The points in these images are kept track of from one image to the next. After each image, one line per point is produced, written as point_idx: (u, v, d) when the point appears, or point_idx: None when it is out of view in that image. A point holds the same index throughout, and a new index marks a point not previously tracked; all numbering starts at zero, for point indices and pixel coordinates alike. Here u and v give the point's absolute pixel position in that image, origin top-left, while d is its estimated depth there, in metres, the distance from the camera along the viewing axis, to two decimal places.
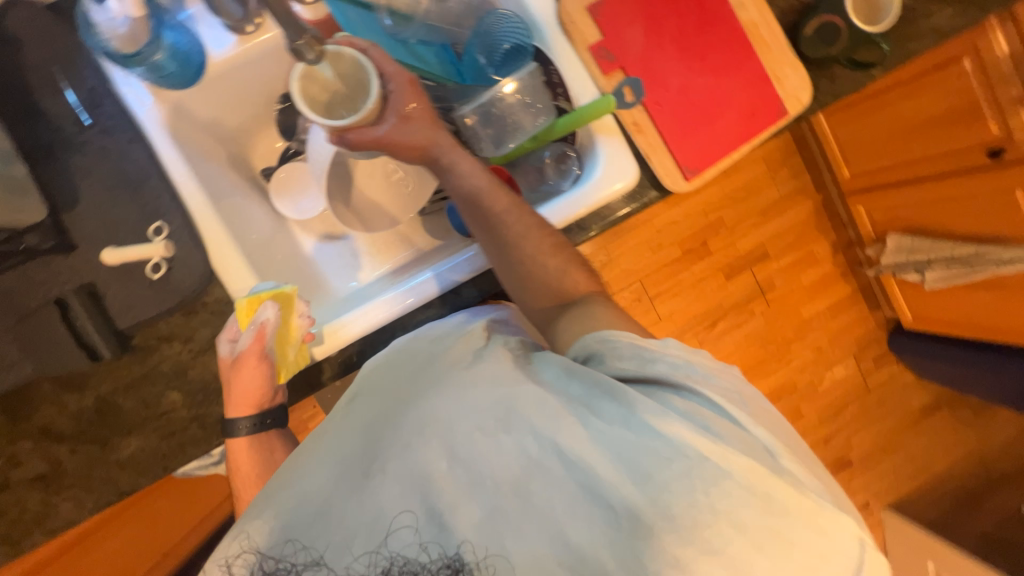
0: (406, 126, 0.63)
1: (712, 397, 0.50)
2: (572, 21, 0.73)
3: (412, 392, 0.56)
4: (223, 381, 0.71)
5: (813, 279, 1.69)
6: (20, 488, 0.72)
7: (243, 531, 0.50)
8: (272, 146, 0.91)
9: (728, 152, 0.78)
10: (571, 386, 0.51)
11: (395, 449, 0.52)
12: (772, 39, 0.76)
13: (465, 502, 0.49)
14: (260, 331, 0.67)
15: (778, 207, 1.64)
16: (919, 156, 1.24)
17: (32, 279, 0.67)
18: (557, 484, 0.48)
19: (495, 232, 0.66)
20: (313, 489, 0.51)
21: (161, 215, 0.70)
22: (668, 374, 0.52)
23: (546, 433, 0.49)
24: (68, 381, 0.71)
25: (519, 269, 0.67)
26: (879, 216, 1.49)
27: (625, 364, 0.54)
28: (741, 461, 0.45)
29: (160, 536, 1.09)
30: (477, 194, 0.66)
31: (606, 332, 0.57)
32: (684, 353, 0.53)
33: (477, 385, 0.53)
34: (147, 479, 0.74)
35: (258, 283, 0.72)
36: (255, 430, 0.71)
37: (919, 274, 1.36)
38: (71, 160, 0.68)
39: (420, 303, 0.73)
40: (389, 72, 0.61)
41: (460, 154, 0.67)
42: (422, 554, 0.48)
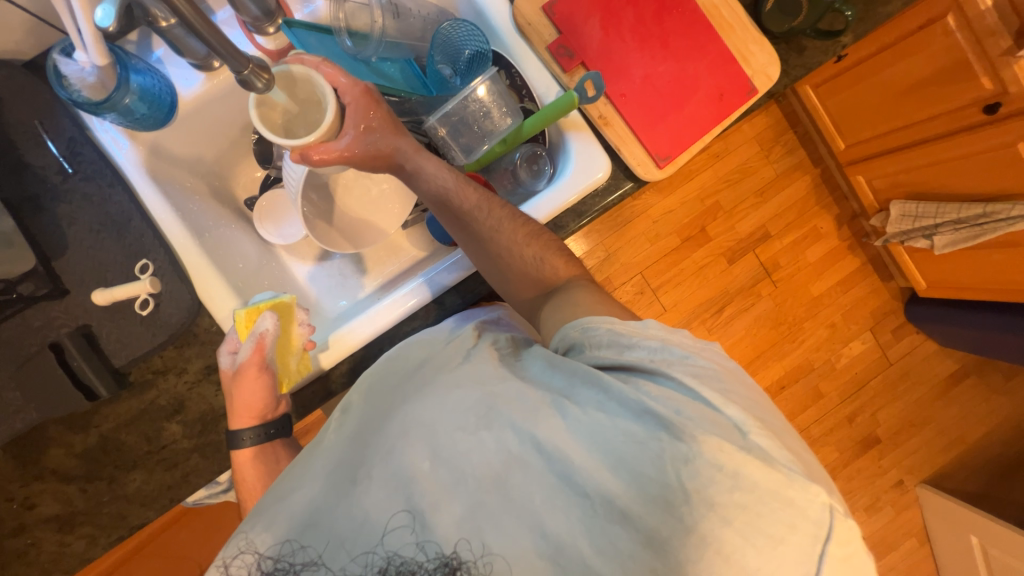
0: (366, 136, 0.62)
1: (685, 379, 0.47)
2: (528, 22, 0.73)
3: (390, 405, 0.54)
4: (226, 393, 0.69)
5: (820, 255, 1.66)
6: (36, 529, 0.74)
7: (243, 533, 0.48)
8: (252, 176, 0.93)
9: (699, 137, 0.77)
10: (552, 379, 0.51)
11: (378, 455, 0.50)
12: (734, 18, 0.75)
13: (447, 501, 0.47)
14: (260, 342, 0.66)
15: (774, 185, 1.61)
16: (910, 122, 1.22)
17: (29, 327, 0.69)
18: (538, 477, 0.47)
19: (469, 230, 0.65)
20: (304, 497, 0.49)
21: (147, 253, 0.72)
22: (644, 360, 0.50)
23: (526, 427, 0.48)
24: (72, 422, 0.73)
25: (497, 261, 0.65)
26: (879, 184, 1.45)
27: (605, 353, 0.52)
28: (711, 440, 0.43)
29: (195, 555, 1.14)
30: (446, 194, 0.66)
31: (585, 320, 0.55)
32: (660, 338, 0.51)
33: (461, 386, 0.52)
34: (156, 511, 0.76)
35: (258, 297, 0.73)
36: (260, 441, 0.68)
37: (928, 240, 1.35)
38: (58, 208, 0.70)
39: (421, 303, 0.74)
40: (342, 86, 0.61)
41: (425, 157, 0.66)
42: (419, 553, 0.45)
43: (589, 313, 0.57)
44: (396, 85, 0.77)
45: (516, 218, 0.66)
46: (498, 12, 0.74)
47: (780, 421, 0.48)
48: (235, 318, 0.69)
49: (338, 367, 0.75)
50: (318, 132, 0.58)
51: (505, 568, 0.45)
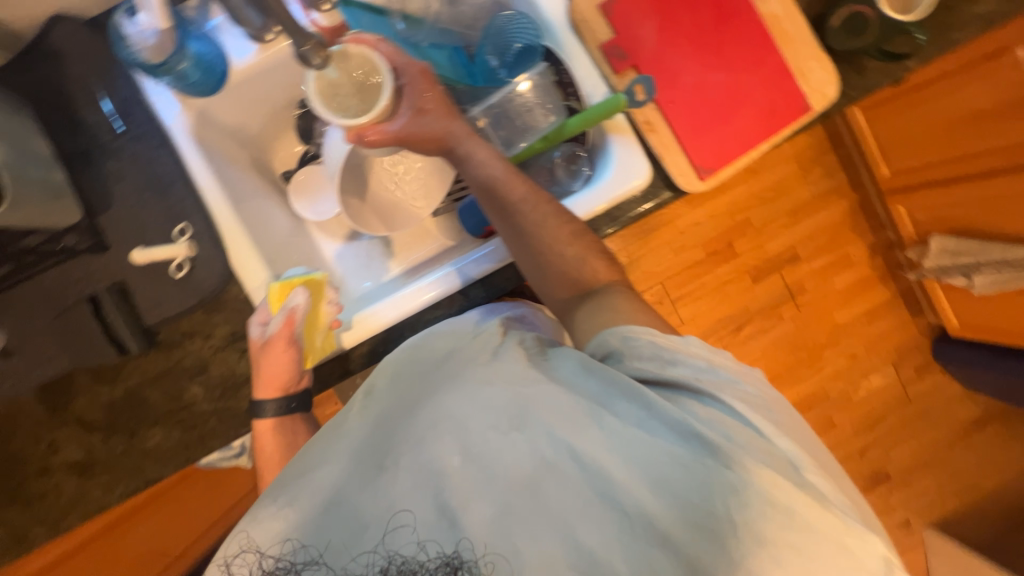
0: (421, 118, 0.63)
1: (734, 406, 0.48)
2: (584, 19, 0.72)
3: (419, 393, 0.53)
4: (253, 362, 0.71)
5: (848, 283, 1.61)
6: (59, 471, 0.77)
7: (243, 530, 0.48)
8: (292, 150, 0.94)
9: (745, 151, 0.75)
10: (588, 386, 0.48)
11: (408, 443, 0.49)
12: (795, 31, 0.73)
13: (477, 500, 0.46)
14: (291, 317, 0.68)
15: (809, 207, 1.57)
16: (965, 154, 1.16)
17: (69, 277, 0.71)
18: (571, 486, 0.46)
19: (512, 222, 0.64)
20: (331, 477, 0.49)
21: (185, 217, 0.73)
22: (689, 379, 0.50)
23: (561, 435, 0.46)
24: (102, 373, 0.76)
25: (537, 257, 0.63)
26: (921, 216, 1.40)
27: (645, 365, 0.51)
28: (761, 471, 0.43)
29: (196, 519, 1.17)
30: (493, 182, 0.65)
31: (625, 329, 0.54)
32: (705, 360, 0.51)
33: (496, 384, 0.50)
34: (171, 468, 0.77)
35: (290, 271, 0.74)
36: (281, 413, 0.71)
37: (966, 278, 1.28)
38: (105, 165, 0.72)
39: (449, 292, 0.75)
40: (400, 65, 0.62)
41: (477, 143, 0.66)
42: (419, 551, 0.45)
43: (626, 322, 0.55)
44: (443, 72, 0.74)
45: (557, 215, 0.64)
46: (552, 6, 0.72)
47: (829, 458, 0.50)
48: (268, 290, 0.70)
49: (359, 348, 0.76)
50: (374, 112, 0.58)
51: (506, 568, 0.44)
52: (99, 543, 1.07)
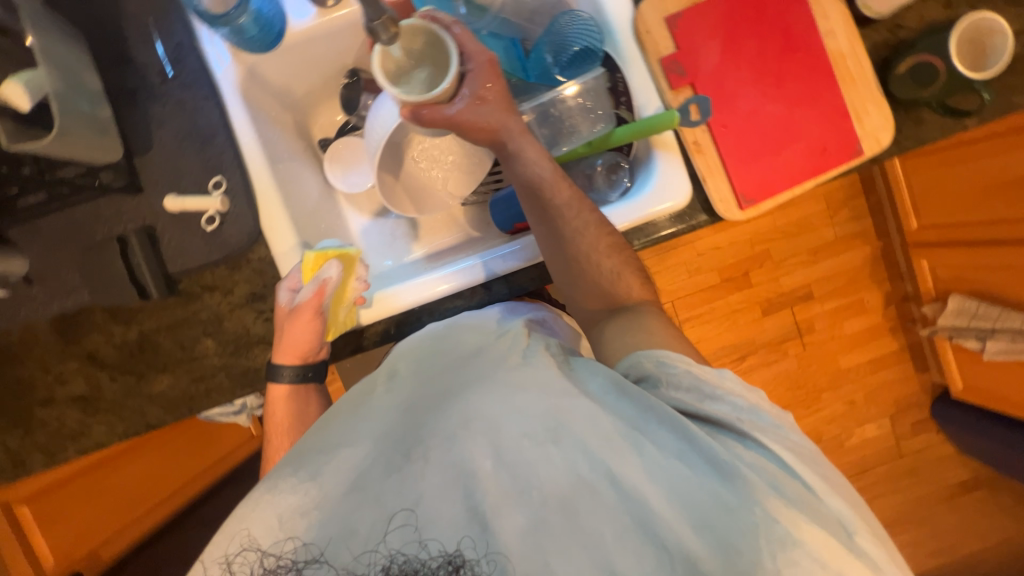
0: (478, 107, 0.62)
1: (784, 455, 0.44)
2: (648, 30, 0.71)
3: (451, 386, 0.49)
4: (278, 328, 0.71)
5: (858, 328, 1.60)
6: (62, 404, 0.77)
7: (249, 512, 0.41)
8: (333, 119, 0.94)
9: (790, 186, 0.73)
10: (622, 407, 0.45)
11: (438, 436, 0.44)
12: (859, 72, 0.72)
13: (510, 507, 0.40)
14: (321, 288, 0.68)
15: (831, 248, 1.56)
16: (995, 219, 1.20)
17: (101, 213, 0.72)
18: (608, 512, 0.40)
19: (552, 223, 0.63)
20: (351, 460, 0.44)
21: (222, 171, 0.73)
22: (733, 418, 0.47)
23: (599, 454, 0.42)
24: (117, 313, 0.76)
25: (572, 265, 0.63)
26: (942, 274, 1.43)
27: (682, 396, 0.49)
28: (809, 529, 0.40)
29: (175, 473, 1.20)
30: (539, 183, 0.63)
31: (662, 353, 0.52)
32: (745, 399, 0.48)
33: (539, 389, 0.46)
34: (173, 416, 0.78)
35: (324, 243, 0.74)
36: (297, 380, 0.71)
37: (979, 342, 1.32)
38: (151, 109, 0.73)
39: (473, 283, 0.74)
40: (469, 50, 0.61)
41: (528, 141, 0.64)
42: (421, 550, 0.39)
43: (659, 345, 0.54)
44: None
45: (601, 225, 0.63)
46: (619, 13, 0.72)
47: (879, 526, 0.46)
48: (302, 258, 0.70)
49: (375, 326, 0.76)
50: (434, 94, 0.58)
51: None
52: (85, 481, 1.05)
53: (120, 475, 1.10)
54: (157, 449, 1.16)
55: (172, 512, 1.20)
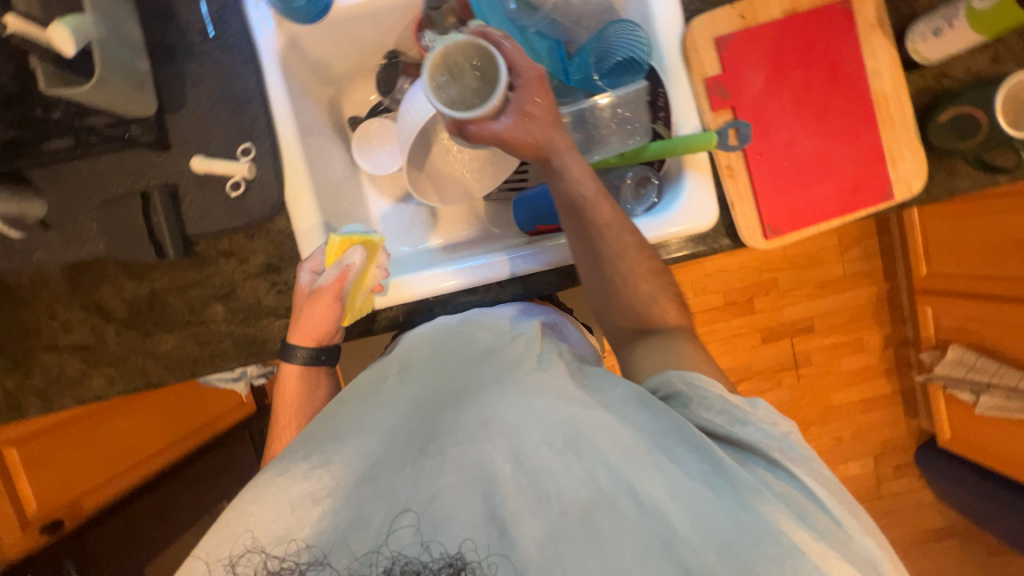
0: (525, 124, 0.61)
1: (816, 488, 0.42)
2: (696, 48, 0.71)
3: (468, 386, 0.49)
4: (296, 307, 0.71)
5: (854, 366, 1.61)
6: (65, 352, 0.77)
7: (263, 496, 0.42)
8: (365, 98, 0.92)
9: (817, 221, 0.73)
10: (643, 420, 0.44)
11: (458, 435, 0.44)
12: (900, 116, 0.72)
13: (529, 513, 0.39)
14: (344, 274, 0.67)
15: (838, 284, 1.56)
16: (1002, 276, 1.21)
17: (126, 165, 0.72)
18: (629, 529, 0.39)
19: (592, 245, 0.62)
20: (367, 449, 0.45)
21: (252, 137, 0.73)
22: (767, 446, 0.44)
23: (621, 468, 0.41)
24: (130, 268, 0.75)
25: (605, 283, 0.62)
26: (946, 322, 1.43)
27: (712, 418, 0.46)
28: (839, 564, 0.38)
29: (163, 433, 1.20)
30: (581, 202, 0.61)
31: (694, 375, 0.49)
32: (778, 433, 0.46)
33: (562, 397, 0.46)
34: (174, 377, 0.77)
35: (348, 228, 0.74)
36: (309, 362, 0.71)
37: (973, 394, 1.34)
38: (188, 67, 0.72)
39: (496, 279, 0.74)
40: (518, 67, 0.62)
41: (573, 158, 0.62)
42: (422, 553, 0.38)
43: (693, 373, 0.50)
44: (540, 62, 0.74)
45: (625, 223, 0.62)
46: (668, 29, 0.72)
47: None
48: (327, 242, 0.69)
49: (386, 312, 0.76)
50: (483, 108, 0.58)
51: None
52: (73, 432, 1.04)
53: (109, 429, 1.10)
54: (146, 406, 1.16)
55: (162, 467, 1.21)
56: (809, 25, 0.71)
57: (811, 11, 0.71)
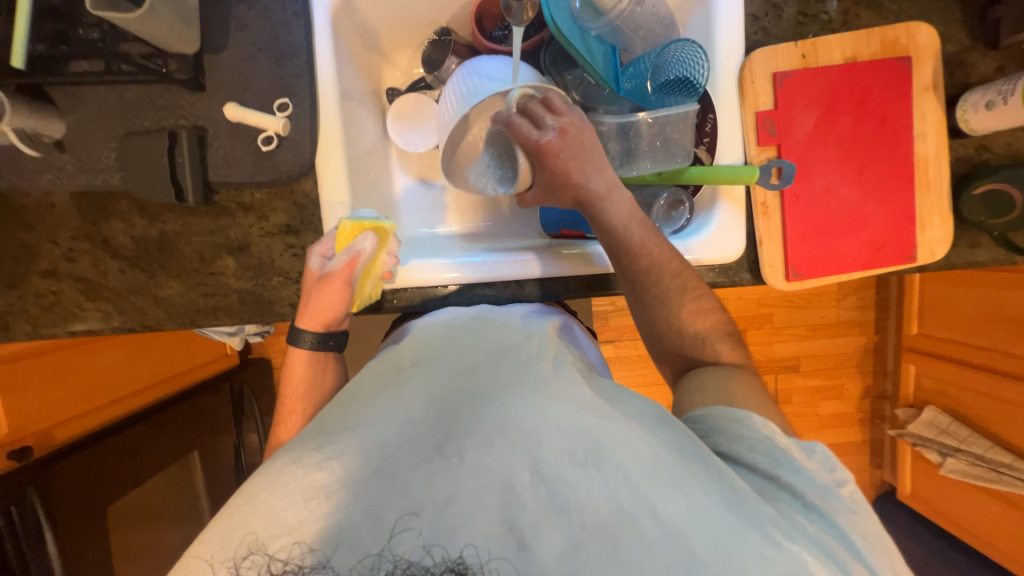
0: (549, 193, 0.68)
1: (850, 535, 0.42)
2: (752, 80, 0.71)
3: (485, 388, 0.50)
4: (305, 292, 0.69)
5: (831, 412, 1.66)
6: (63, 281, 0.74)
7: (273, 483, 0.42)
8: (406, 70, 0.90)
9: (838, 272, 0.74)
10: (667, 441, 0.45)
11: (475, 438, 0.44)
12: (936, 180, 0.72)
13: (547, 525, 0.39)
14: (353, 259, 0.65)
15: (831, 329, 1.59)
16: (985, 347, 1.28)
17: (154, 100, 0.69)
18: (649, 549, 0.38)
19: (634, 286, 0.64)
20: (389, 440, 0.45)
21: (291, 93, 0.70)
22: (802, 488, 0.45)
23: (644, 488, 0.41)
24: (143, 206, 0.73)
25: (648, 315, 0.65)
26: (926, 383, 1.49)
27: (756, 459, 0.47)
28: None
29: (141, 376, 1.19)
30: (623, 246, 0.63)
31: (740, 413, 0.51)
32: (825, 479, 0.45)
33: (585, 409, 0.46)
34: (174, 324, 0.75)
35: (362, 212, 0.72)
36: (316, 348, 0.70)
37: (940, 456, 1.38)
38: (235, 8, 0.69)
39: (521, 277, 0.74)
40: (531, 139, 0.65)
41: (609, 204, 0.64)
42: (424, 557, 0.37)
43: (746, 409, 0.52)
44: (596, 67, 0.73)
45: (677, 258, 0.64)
46: (728, 57, 0.72)
47: None
48: (339, 225, 0.68)
49: (400, 295, 0.76)
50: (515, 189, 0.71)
51: None
52: (51, 358, 1.00)
53: (91, 365, 1.08)
54: (128, 344, 1.15)
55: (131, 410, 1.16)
56: (867, 75, 0.71)
57: (871, 61, 0.71)
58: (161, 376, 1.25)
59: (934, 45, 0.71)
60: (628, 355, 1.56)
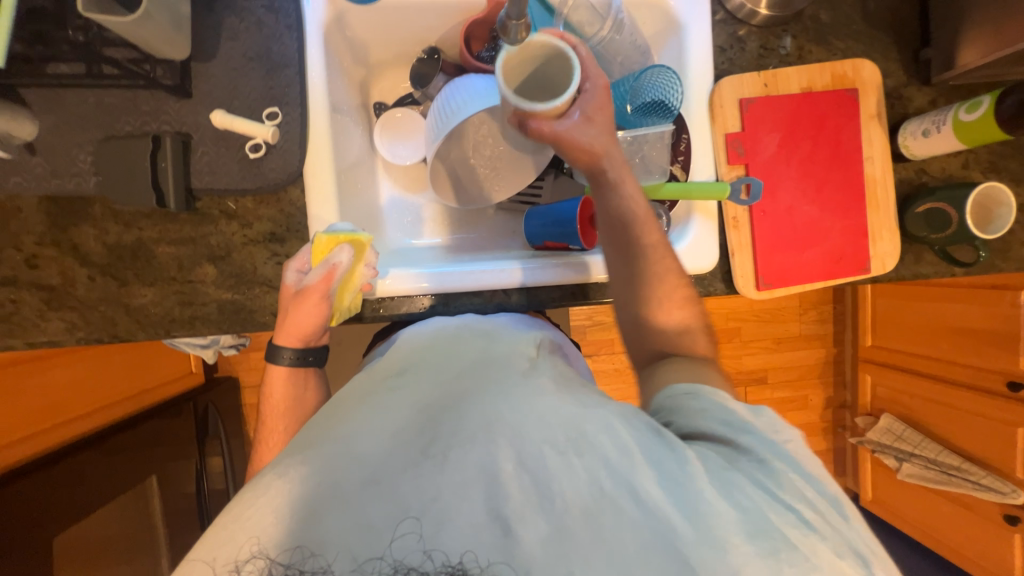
0: (587, 128, 0.62)
1: (806, 492, 0.41)
2: (722, 105, 0.77)
3: (464, 389, 0.50)
4: (281, 309, 0.68)
5: (797, 421, 1.77)
6: (24, 289, 0.70)
7: (256, 508, 0.40)
8: (393, 86, 0.92)
9: (803, 283, 0.79)
10: (638, 425, 0.44)
11: (460, 437, 0.44)
12: (883, 199, 0.80)
13: (533, 512, 0.40)
14: (330, 273, 0.65)
15: (794, 342, 1.71)
16: (934, 357, 1.39)
17: (137, 105, 0.68)
18: (631, 529, 0.39)
19: (634, 262, 0.62)
20: (371, 450, 0.44)
21: (281, 103, 0.71)
22: (756, 451, 0.43)
23: (622, 469, 0.41)
24: (118, 212, 0.71)
25: (644, 302, 0.62)
26: (882, 392, 1.59)
27: (711, 427, 0.45)
28: (831, 560, 0.37)
29: (100, 392, 1.14)
30: (631, 219, 0.63)
31: (694, 387, 0.50)
32: (772, 432, 0.44)
33: (563, 399, 0.47)
34: (145, 334, 0.72)
35: (337, 224, 0.71)
36: (296, 363, 0.69)
37: (897, 461, 1.49)
38: (225, 19, 0.70)
39: (508, 286, 0.76)
40: (589, 74, 0.63)
41: (627, 175, 0.64)
42: (424, 560, 0.38)
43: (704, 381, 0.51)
44: None
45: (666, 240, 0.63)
46: (698, 83, 0.78)
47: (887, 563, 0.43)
48: (314, 239, 0.67)
49: (386, 303, 0.75)
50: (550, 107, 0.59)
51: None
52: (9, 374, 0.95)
53: (47, 378, 1.03)
54: (87, 360, 1.12)
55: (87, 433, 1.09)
56: (821, 103, 0.78)
57: (825, 91, 0.79)
58: (124, 393, 1.21)
59: (876, 80, 0.79)
60: (605, 368, 1.59)
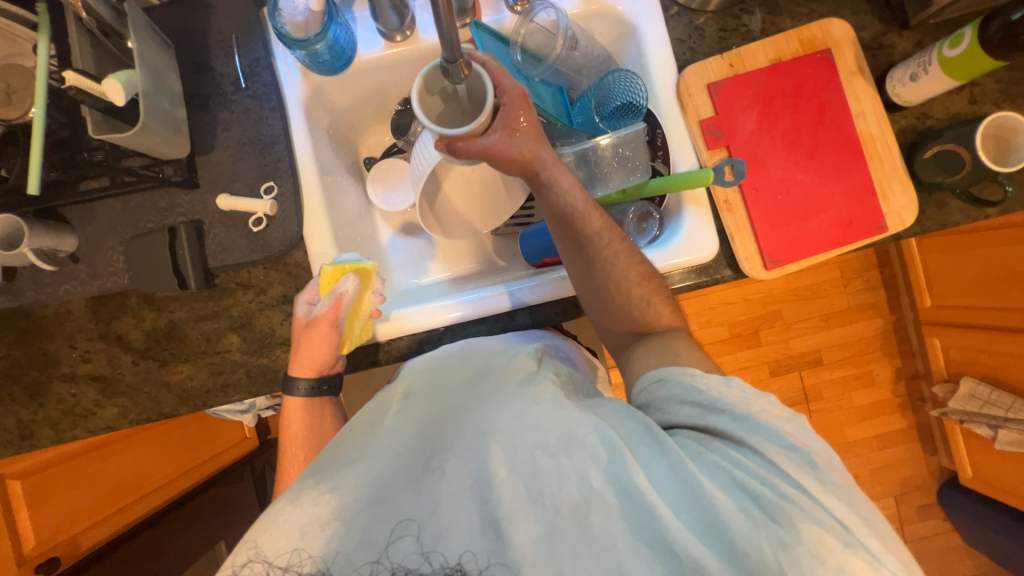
0: (512, 140, 0.60)
1: (777, 460, 0.45)
2: (690, 94, 0.77)
3: (463, 405, 0.53)
4: (294, 341, 0.72)
5: (865, 401, 1.63)
6: (81, 382, 0.78)
7: (253, 538, 0.43)
8: (380, 140, 0.98)
9: (815, 254, 0.75)
10: (628, 425, 0.48)
11: (457, 448, 0.48)
12: (886, 151, 0.76)
13: (525, 515, 0.43)
14: (337, 301, 0.68)
15: (842, 316, 1.60)
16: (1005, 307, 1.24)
17: (155, 203, 0.76)
18: (618, 521, 0.43)
19: (585, 253, 0.65)
20: (376, 469, 0.47)
21: (275, 177, 0.78)
22: (728, 429, 0.48)
23: (611, 466, 0.44)
24: (152, 299, 0.78)
25: (604, 294, 0.65)
26: (955, 354, 1.46)
27: (685, 411, 0.50)
28: (810, 530, 0.41)
29: (159, 474, 1.18)
30: (572, 213, 0.63)
31: (665, 372, 0.55)
32: (746, 408, 0.48)
33: (559, 405, 0.50)
34: (187, 407, 0.78)
35: (343, 256, 0.75)
36: (311, 394, 0.72)
37: (991, 429, 1.32)
38: (219, 113, 0.78)
39: (497, 311, 0.76)
40: (504, 85, 0.59)
41: (562, 171, 0.64)
42: (423, 562, 0.42)
43: (679, 364, 0.55)
44: (546, 107, 0.79)
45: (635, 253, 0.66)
46: (662, 78, 0.78)
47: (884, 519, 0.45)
48: (320, 271, 0.71)
49: (396, 341, 0.78)
50: (471, 128, 0.55)
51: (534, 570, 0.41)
52: (46, 477, 0.96)
53: (112, 463, 1.08)
54: (153, 440, 1.17)
55: (139, 518, 1.11)
56: (795, 70, 0.77)
57: (795, 59, 0.77)
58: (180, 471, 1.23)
59: (849, 35, 0.77)
60: None
